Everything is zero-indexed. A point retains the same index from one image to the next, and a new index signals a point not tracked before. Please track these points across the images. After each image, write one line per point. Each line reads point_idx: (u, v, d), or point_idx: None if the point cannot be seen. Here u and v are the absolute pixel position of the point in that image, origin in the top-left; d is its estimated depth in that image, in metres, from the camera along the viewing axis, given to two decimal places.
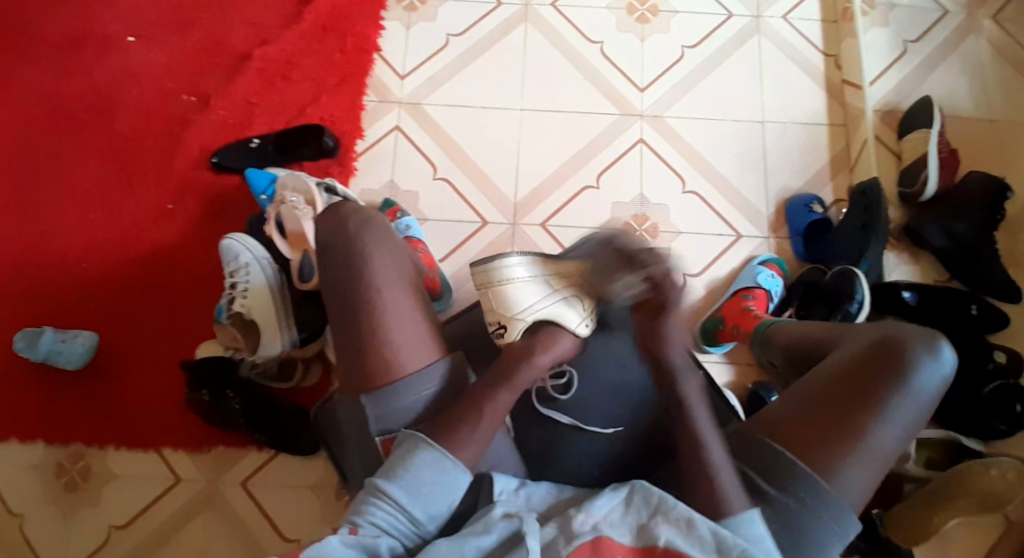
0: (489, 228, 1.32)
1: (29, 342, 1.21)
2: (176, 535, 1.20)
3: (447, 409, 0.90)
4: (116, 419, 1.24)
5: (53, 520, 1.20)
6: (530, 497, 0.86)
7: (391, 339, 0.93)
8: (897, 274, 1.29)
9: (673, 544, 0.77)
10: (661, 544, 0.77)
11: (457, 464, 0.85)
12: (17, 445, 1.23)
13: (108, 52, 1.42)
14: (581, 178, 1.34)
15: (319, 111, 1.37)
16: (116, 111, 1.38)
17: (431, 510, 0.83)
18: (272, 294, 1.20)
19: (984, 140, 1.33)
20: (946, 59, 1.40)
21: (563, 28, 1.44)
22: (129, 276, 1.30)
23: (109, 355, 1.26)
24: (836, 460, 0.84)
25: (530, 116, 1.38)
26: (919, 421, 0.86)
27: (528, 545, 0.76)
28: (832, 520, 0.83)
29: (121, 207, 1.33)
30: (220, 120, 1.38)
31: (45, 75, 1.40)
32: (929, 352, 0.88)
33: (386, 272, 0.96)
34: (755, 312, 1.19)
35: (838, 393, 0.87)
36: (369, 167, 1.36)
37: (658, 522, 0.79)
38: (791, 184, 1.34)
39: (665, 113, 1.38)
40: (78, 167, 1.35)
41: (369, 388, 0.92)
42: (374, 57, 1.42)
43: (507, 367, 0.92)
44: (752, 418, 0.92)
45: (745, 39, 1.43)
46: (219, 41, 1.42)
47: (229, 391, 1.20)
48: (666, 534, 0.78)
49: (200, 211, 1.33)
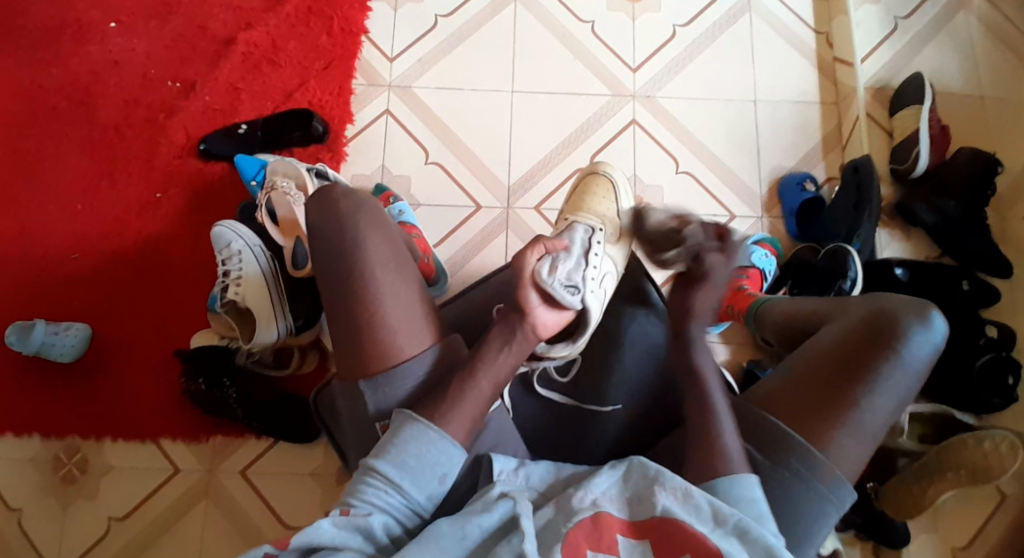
0: (482, 212, 1.31)
1: (21, 335, 1.20)
2: (177, 525, 1.19)
3: (429, 393, 0.88)
4: (112, 411, 1.23)
5: (51, 513, 1.20)
6: (530, 477, 0.84)
7: (389, 325, 0.90)
8: (890, 252, 1.30)
9: (670, 512, 0.77)
10: (658, 513, 0.77)
11: (442, 435, 0.83)
12: (12, 440, 1.22)
13: (89, 39, 1.39)
14: (575, 159, 1.34)
15: (308, 96, 1.36)
16: (101, 100, 1.36)
17: (422, 484, 0.82)
18: (267, 281, 1.19)
19: (973, 118, 1.35)
20: (937, 34, 1.40)
21: (554, 9, 1.42)
22: (121, 267, 1.29)
23: (101, 346, 1.25)
24: (834, 432, 0.84)
25: (522, 98, 1.37)
26: (911, 391, 0.87)
27: (525, 526, 0.75)
28: (827, 488, 0.84)
29: (109, 198, 1.32)
30: (207, 105, 1.36)
31: (24, 64, 1.38)
32: (920, 322, 0.88)
33: (381, 256, 0.92)
34: (749, 291, 1.19)
35: (835, 365, 0.87)
36: (360, 152, 1.35)
37: (655, 491, 0.79)
38: (783, 163, 1.35)
39: (657, 93, 1.38)
40: (65, 157, 1.34)
41: (367, 374, 0.90)
42: (361, 39, 1.40)
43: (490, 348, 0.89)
44: (748, 393, 0.91)
45: (736, 18, 1.42)
46: (201, 25, 1.40)
47: (225, 379, 1.20)
48: (664, 501, 0.78)
49: (193, 199, 1.32)
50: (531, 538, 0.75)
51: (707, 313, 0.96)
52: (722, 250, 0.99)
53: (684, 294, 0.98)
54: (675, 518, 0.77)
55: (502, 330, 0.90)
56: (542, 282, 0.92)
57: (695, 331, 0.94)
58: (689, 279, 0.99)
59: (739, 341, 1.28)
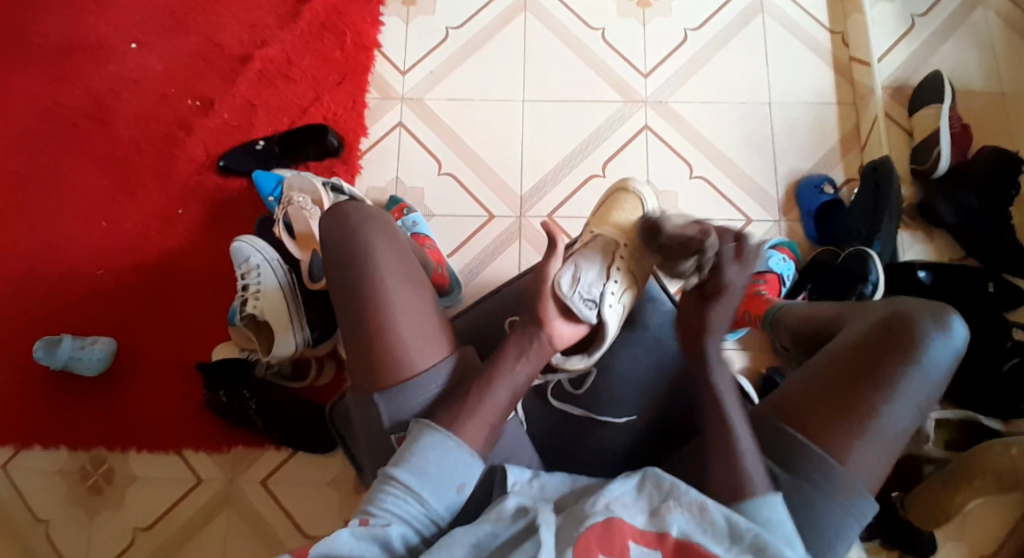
0: (495, 221, 1.32)
1: (48, 349, 1.24)
2: (200, 534, 1.22)
3: (440, 402, 0.87)
4: (136, 423, 1.26)
5: (79, 523, 1.23)
6: (545, 486, 0.82)
7: (402, 337, 0.88)
8: (912, 254, 1.27)
9: (687, 534, 0.74)
10: (674, 534, 0.74)
11: (461, 444, 0.82)
12: (41, 451, 1.26)
13: (111, 61, 1.43)
14: (587, 166, 1.34)
15: (323, 110, 1.38)
16: (124, 119, 1.40)
17: (441, 494, 0.80)
18: (285, 294, 1.21)
19: (995, 115, 1.32)
20: (956, 31, 1.38)
21: (564, 17, 1.43)
22: (144, 282, 1.32)
23: (125, 360, 1.29)
24: (851, 441, 0.81)
25: (533, 106, 1.37)
26: (931, 398, 0.83)
27: (544, 536, 0.73)
28: (845, 498, 0.80)
29: (133, 214, 1.35)
30: (225, 122, 1.39)
31: (49, 86, 1.42)
32: (939, 326, 0.84)
33: (392, 268, 0.90)
34: (765, 296, 1.17)
35: (849, 368, 0.83)
36: (375, 165, 1.36)
37: (669, 507, 0.76)
38: (800, 165, 1.33)
39: (668, 98, 1.37)
40: (89, 175, 1.37)
41: (382, 384, 0.88)
42: (374, 53, 1.42)
43: (501, 354, 0.88)
44: (763, 402, 0.87)
45: (748, 19, 1.41)
46: (219, 44, 1.43)
47: (246, 391, 1.22)
48: (678, 521, 0.74)
49: (212, 215, 1.35)
50: (549, 545, 0.73)
51: (723, 321, 0.89)
52: (739, 253, 0.89)
53: (698, 307, 0.91)
54: (690, 540, 0.73)
55: (521, 339, 0.89)
56: (562, 294, 0.94)
57: (711, 352, 0.88)
58: (704, 294, 0.90)
59: (757, 348, 1.26)
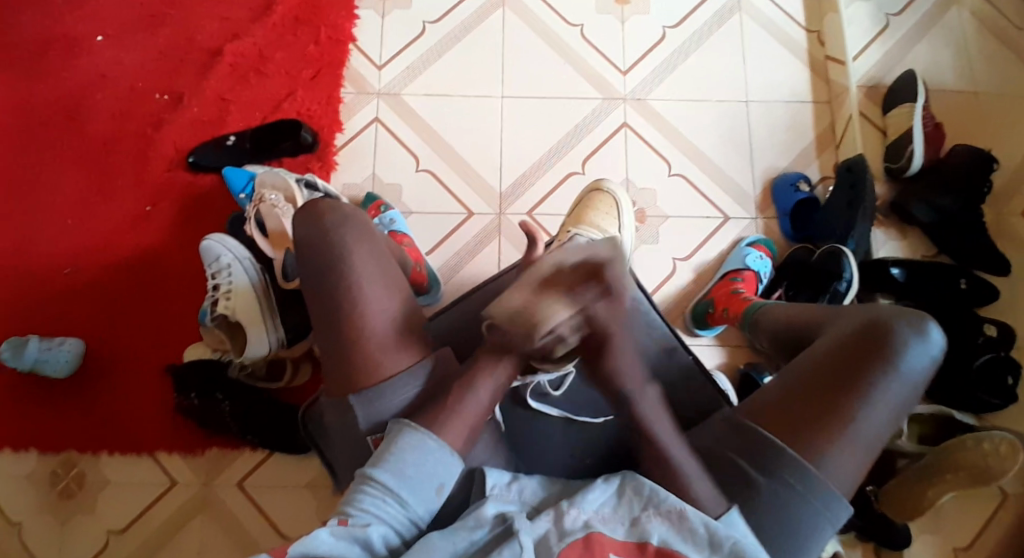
0: (474, 218, 1.31)
1: (14, 352, 1.20)
2: (175, 537, 1.19)
3: (420, 406, 0.85)
4: (108, 425, 1.23)
5: (50, 528, 1.19)
6: (523, 490, 0.81)
7: (377, 341, 0.86)
8: (886, 251, 1.29)
9: (667, 543, 0.74)
10: (654, 542, 0.74)
11: (442, 444, 0.81)
12: (9, 456, 1.22)
13: (79, 53, 1.39)
14: (567, 164, 1.33)
15: (296, 106, 1.36)
16: (93, 114, 1.36)
17: (421, 494, 0.79)
18: (257, 291, 1.19)
19: (967, 114, 1.34)
20: (929, 31, 1.40)
21: (542, 13, 1.42)
22: (114, 281, 1.29)
23: (95, 361, 1.25)
24: (829, 447, 0.81)
25: (512, 102, 1.36)
26: (908, 405, 0.83)
27: (522, 540, 0.72)
28: (820, 502, 0.80)
29: (102, 212, 1.32)
30: (196, 117, 1.36)
31: (16, 80, 1.38)
32: (918, 333, 0.85)
33: (368, 271, 0.88)
34: (744, 294, 1.18)
35: (829, 375, 0.84)
36: (351, 161, 1.34)
37: (649, 517, 0.76)
38: (777, 164, 1.34)
39: (647, 95, 1.37)
40: (57, 171, 1.34)
41: (357, 387, 0.86)
42: (349, 47, 1.40)
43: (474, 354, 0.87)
44: (743, 405, 0.87)
45: (726, 17, 1.42)
46: (189, 38, 1.40)
47: (219, 393, 1.21)
48: (658, 531, 0.75)
49: (183, 212, 1.32)
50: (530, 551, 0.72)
51: (631, 363, 0.81)
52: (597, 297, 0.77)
53: (596, 365, 0.81)
54: (670, 547, 0.74)
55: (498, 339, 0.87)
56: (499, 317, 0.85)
57: (630, 382, 0.81)
58: (591, 351, 0.80)
59: (733, 344, 1.26)
